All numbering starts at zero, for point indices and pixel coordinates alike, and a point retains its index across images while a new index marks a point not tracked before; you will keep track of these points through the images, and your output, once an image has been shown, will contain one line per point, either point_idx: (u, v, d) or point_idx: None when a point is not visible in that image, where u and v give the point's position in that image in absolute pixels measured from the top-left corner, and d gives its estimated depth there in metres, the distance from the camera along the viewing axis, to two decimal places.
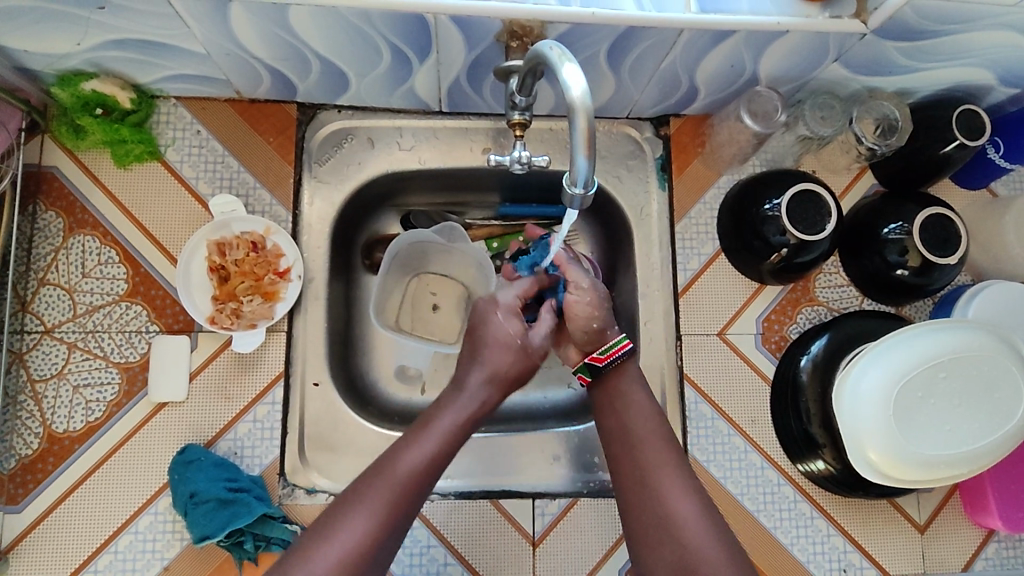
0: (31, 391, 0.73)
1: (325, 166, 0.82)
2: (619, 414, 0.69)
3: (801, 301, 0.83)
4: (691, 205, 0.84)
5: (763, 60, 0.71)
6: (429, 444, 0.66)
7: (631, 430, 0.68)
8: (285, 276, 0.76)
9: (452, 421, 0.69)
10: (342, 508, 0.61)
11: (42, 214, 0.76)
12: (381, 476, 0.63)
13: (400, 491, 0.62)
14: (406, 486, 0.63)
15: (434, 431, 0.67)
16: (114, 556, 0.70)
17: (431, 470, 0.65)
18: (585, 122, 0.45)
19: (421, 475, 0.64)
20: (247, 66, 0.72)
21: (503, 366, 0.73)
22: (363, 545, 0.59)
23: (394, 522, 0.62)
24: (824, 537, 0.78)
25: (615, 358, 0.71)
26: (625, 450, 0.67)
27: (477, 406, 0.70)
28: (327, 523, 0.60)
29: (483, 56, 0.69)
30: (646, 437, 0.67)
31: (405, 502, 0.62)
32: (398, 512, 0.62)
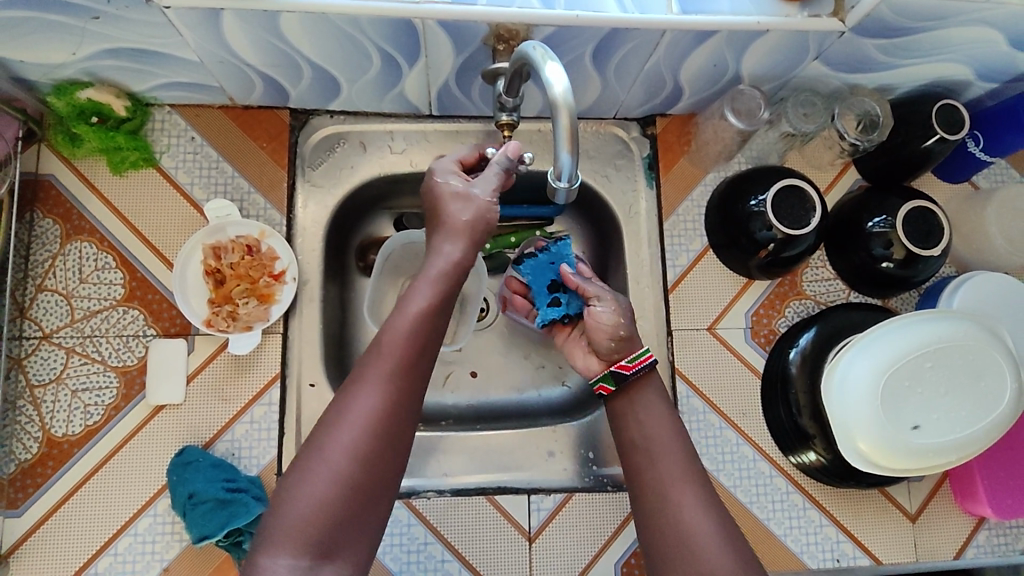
0: (30, 396, 0.74)
1: (318, 170, 0.84)
2: (639, 427, 0.65)
3: (789, 295, 0.84)
4: (679, 202, 0.85)
5: (746, 59, 0.73)
6: (414, 322, 0.59)
7: (651, 442, 0.64)
8: (280, 278, 0.78)
9: (430, 293, 0.61)
10: (334, 412, 0.57)
11: (39, 221, 0.77)
12: (368, 373, 0.57)
13: (391, 384, 0.57)
14: (395, 378, 0.57)
15: (417, 307, 0.60)
16: (113, 558, 0.71)
17: (421, 352, 0.59)
18: (567, 118, 0.46)
19: (408, 362, 0.58)
20: (240, 73, 0.73)
21: (469, 223, 0.63)
22: (362, 449, 0.55)
23: (392, 418, 0.56)
24: (817, 527, 0.79)
25: (643, 366, 0.68)
26: (645, 465, 0.63)
27: (451, 271, 0.62)
28: (318, 435, 0.56)
29: (471, 59, 0.71)
30: (666, 451, 0.63)
31: (401, 396, 0.57)
32: (396, 411, 0.57)
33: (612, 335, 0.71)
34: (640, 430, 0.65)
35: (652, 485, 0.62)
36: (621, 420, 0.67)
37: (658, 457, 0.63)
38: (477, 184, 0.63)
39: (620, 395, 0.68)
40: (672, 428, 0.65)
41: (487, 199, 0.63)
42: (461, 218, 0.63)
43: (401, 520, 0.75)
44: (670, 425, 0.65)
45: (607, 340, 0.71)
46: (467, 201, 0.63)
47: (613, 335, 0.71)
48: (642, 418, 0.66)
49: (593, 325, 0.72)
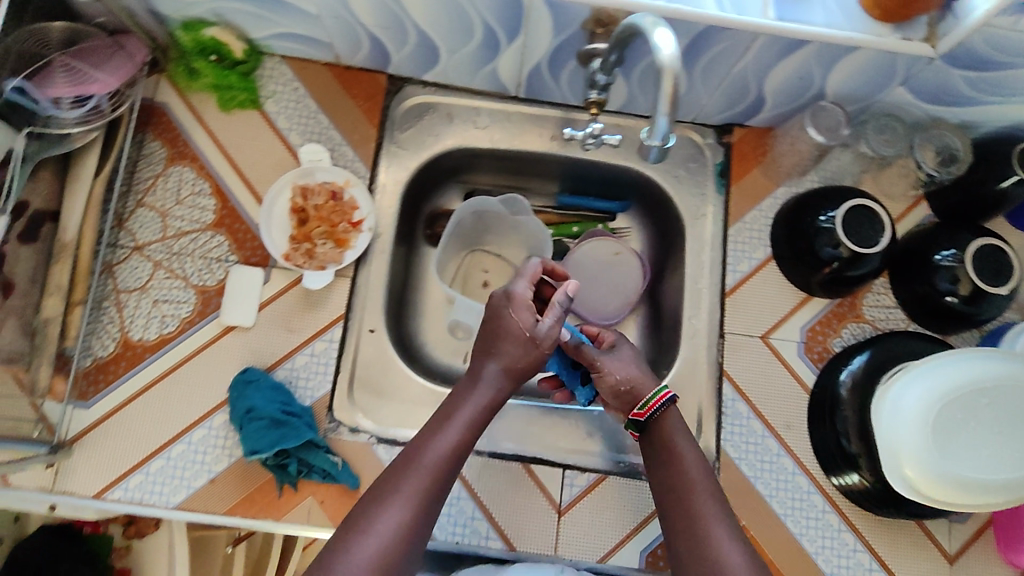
0: (114, 299, 0.78)
1: (405, 134, 0.88)
2: (670, 462, 0.67)
3: (847, 316, 0.84)
4: (747, 211, 0.87)
5: (832, 75, 0.75)
6: (441, 460, 0.61)
7: (687, 478, 0.65)
8: (358, 227, 0.82)
9: (476, 405, 0.65)
10: (359, 519, 0.58)
11: (148, 143, 0.83)
12: (411, 466, 0.61)
13: (433, 478, 0.60)
14: (437, 471, 0.61)
15: (465, 416, 0.64)
16: (166, 462, 0.75)
17: (460, 454, 0.63)
18: (670, 78, 0.48)
19: (448, 464, 0.61)
20: (352, 31, 0.79)
21: (525, 366, 0.67)
22: (401, 537, 0.57)
23: (426, 508, 0.59)
24: (850, 551, 0.78)
25: (655, 409, 0.69)
26: (681, 502, 0.64)
27: (498, 392, 0.66)
28: (357, 518, 0.58)
29: (568, 42, 0.75)
30: (700, 489, 0.64)
31: (437, 490, 0.60)
32: (429, 502, 0.60)
33: (616, 385, 0.72)
34: (671, 470, 0.66)
35: (686, 520, 0.63)
36: (654, 457, 0.69)
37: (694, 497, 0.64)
38: (546, 327, 0.68)
39: (650, 434, 0.70)
40: (702, 466, 0.66)
41: (549, 343, 0.68)
42: (518, 359, 0.67)
43: None
44: (700, 463, 0.66)
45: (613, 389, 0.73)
46: (534, 349, 0.67)
47: (619, 386, 0.72)
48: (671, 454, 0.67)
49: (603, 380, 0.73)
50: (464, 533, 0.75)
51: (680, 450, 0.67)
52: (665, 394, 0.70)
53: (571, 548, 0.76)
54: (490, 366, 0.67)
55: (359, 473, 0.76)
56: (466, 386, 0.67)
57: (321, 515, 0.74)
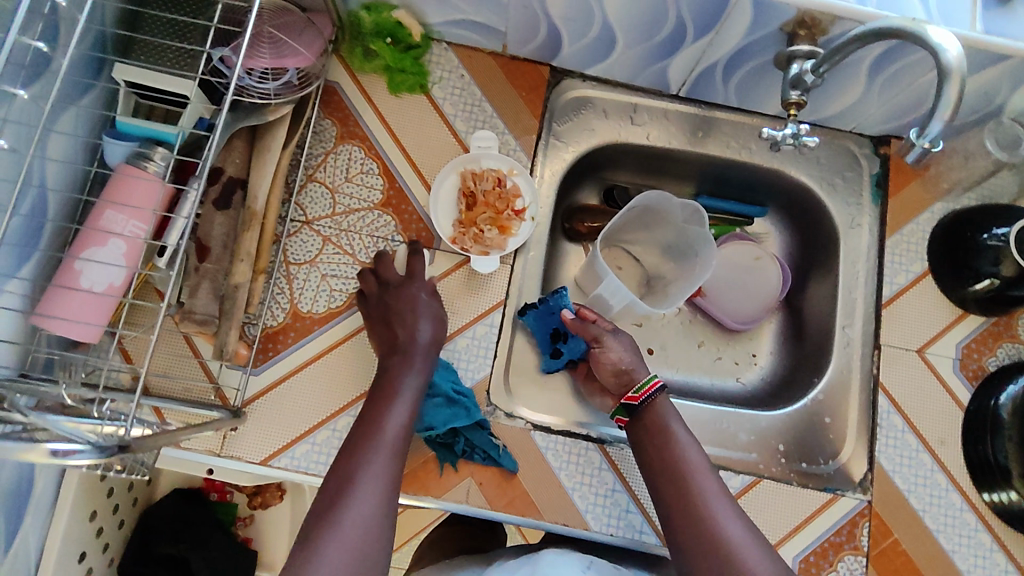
0: (284, 270, 0.80)
1: (563, 127, 0.90)
2: (663, 448, 0.69)
3: (1002, 336, 0.83)
4: (904, 223, 0.86)
5: (1019, 92, 0.75)
6: (397, 430, 0.67)
7: (680, 462, 0.67)
8: (520, 215, 0.83)
9: (416, 382, 0.71)
10: (338, 486, 0.61)
11: (320, 121, 0.85)
12: (373, 440, 0.65)
13: (393, 452, 0.65)
14: (396, 449, 0.66)
15: (406, 394, 0.70)
16: (331, 433, 0.76)
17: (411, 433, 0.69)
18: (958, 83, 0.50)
19: (403, 434, 0.68)
20: (534, 22, 0.80)
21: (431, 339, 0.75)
22: (383, 505, 0.61)
23: (398, 477, 0.64)
24: (1002, 573, 0.77)
25: (648, 394, 0.73)
26: (675, 486, 0.66)
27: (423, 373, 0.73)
28: (341, 484, 0.62)
29: (755, 44, 0.75)
30: (690, 470, 0.67)
31: (394, 459, 0.65)
32: (399, 470, 0.65)
33: (612, 371, 0.77)
34: (664, 449, 0.69)
35: (687, 502, 0.64)
36: (643, 447, 0.71)
37: (691, 474, 0.66)
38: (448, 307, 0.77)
39: (640, 423, 0.72)
40: (696, 451, 0.69)
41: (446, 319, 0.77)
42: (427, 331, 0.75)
43: (593, 463, 0.77)
44: (693, 446, 0.69)
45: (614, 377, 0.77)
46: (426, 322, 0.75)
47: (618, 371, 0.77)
48: (665, 441, 0.69)
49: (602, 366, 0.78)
50: (617, 524, 0.75)
51: (668, 428, 0.70)
52: (653, 385, 0.73)
53: None
54: (413, 345, 0.73)
55: (517, 458, 0.77)
56: (393, 364, 0.72)
57: (479, 496, 0.75)
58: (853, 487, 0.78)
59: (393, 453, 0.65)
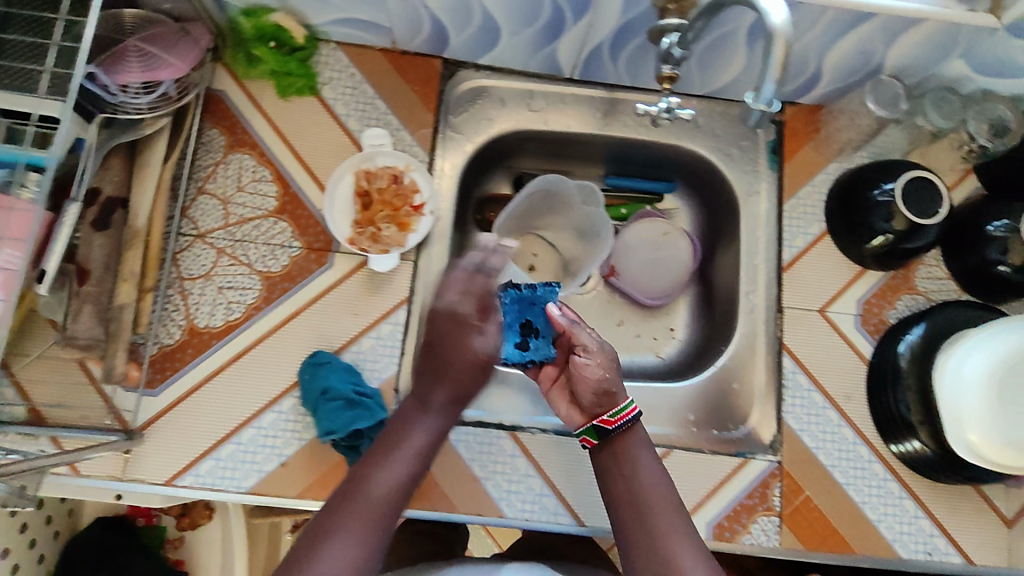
0: (179, 287, 0.79)
1: (459, 118, 0.89)
2: (625, 478, 0.68)
3: (900, 288, 0.85)
4: (800, 187, 0.87)
5: (893, 49, 0.76)
6: (390, 492, 0.61)
7: (640, 497, 0.67)
8: (419, 210, 0.82)
9: (418, 434, 0.65)
10: (301, 554, 0.56)
11: (207, 131, 0.83)
12: (358, 493, 0.60)
13: (383, 511, 0.60)
14: (386, 509, 0.60)
15: (405, 446, 0.64)
16: (236, 447, 0.76)
17: (411, 488, 0.63)
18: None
19: (396, 499, 0.61)
20: (415, 15, 0.79)
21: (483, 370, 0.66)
22: (352, 569, 0.56)
23: (378, 536, 0.59)
24: (912, 518, 0.80)
25: (624, 422, 0.70)
26: (632, 520, 0.65)
27: (438, 424, 0.66)
28: (313, 538, 0.57)
29: (633, 21, 0.75)
30: (650, 502, 0.66)
31: (384, 518, 0.60)
32: (381, 528, 0.59)
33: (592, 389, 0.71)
34: (631, 484, 0.67)
35: (644, 537, 0.64)
36: (607, 473, 0.70)
37: (656, 512, 0.65)
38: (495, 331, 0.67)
39: (606, 447, 0.71)
40: (661, 481, 0.68)
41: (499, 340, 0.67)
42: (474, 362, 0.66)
43: (507, 451, 0.79)
44: (655, 475, 0.68)
45: (591, 393, 0.71)
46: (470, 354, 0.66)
47: (597, 390, 0.71)
48: (629, 472, 0.68)
49: (580, 377, 0.72)
50: (533, 508, 0.77)
51: (637, 462, 0.69)
52: (631, 410, 0.70)
53: None
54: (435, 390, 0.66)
55: None
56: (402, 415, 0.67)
57: None
58: (763, 449, 0.81)
59: (373, 520, 0.59)
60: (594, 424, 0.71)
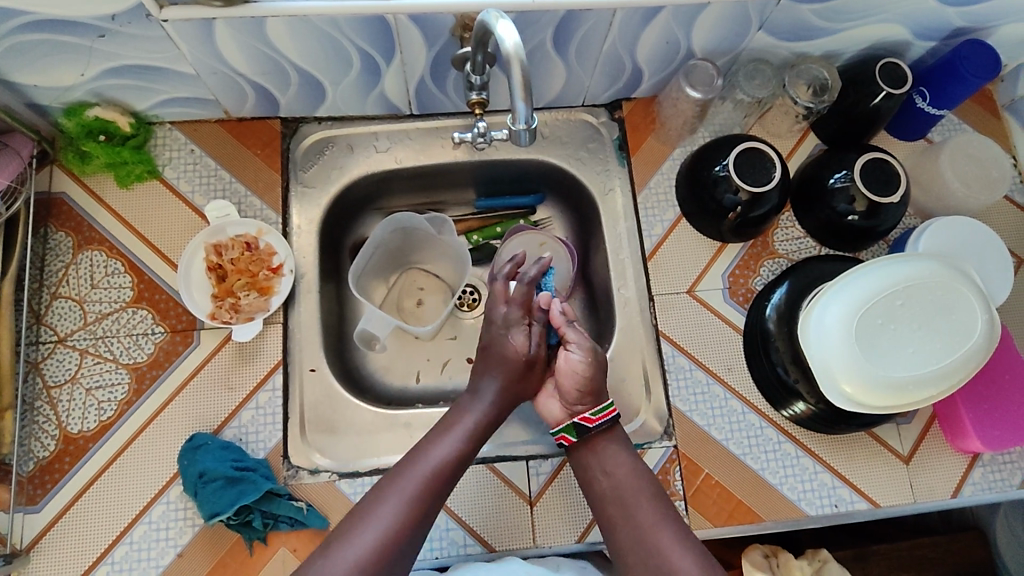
0: (46, 397, 0.77)
1: (309, 172, 0.89)
2: (604, 476, 0.72)
3: (762, 255, 0.88)
4: (650, 177, 0.90)
5: (694, 33, 0.79)
6: (446, 461, 0.71)
7: (620, 491, 0.71)
8: (279, 271, 0.83)
9: (478, 415, 0.75)
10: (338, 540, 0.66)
11: (53, 235, 0.82)
12: (413, 465, 0.70)
13: (427, 483, 0.69)
14: (430, 484, 0.69)
15: (463, 425, 0.74)
16: (129, 547, 0.73)
17: (464, 459, 0.72)
18: (520, 70, 0.54)
19: (448, 464, 0.71)
20: (235, 84, 0.80)
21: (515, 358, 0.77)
22: (393, 533, 0.66)
23: (430, 497, 0.69)
24: (812, 475, 0.80)
25: (605, 420, 0.74)
26: (617, 516, 0.71)
27: (493, 408, 0.75)
28: (354, 518, 0.67)
29: (442, 53, 0.77)
30: (632, 491, 0.71)
31: (436, 488, 0.69)
32: (432, 496, 0.69)
33: (573, 392, 0.74)
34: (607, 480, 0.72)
35: (633, 529, 0.69)
36: (585, 474, 0.73)
37: (628, 499, 0.71)
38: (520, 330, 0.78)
39: (581, 450, 0.74)
40: (635, 473, 0.72)
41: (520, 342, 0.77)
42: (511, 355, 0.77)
43: None
44: (632, 472, 0.72)
45: (575, 388, 0.74)
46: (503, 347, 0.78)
47: (578, 387, 0.74)
48: (608, 470, 0.72)
49: (563, 371, 0.75)
50: (440, 546, 0.76)
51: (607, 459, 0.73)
52: (611, 411, 0.74)
53: (548, 536, 0.77)
54: (493, 373, 0.77)
55: (327, 512, 0.76)
56: (467, 397, 0.77)
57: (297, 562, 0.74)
58: (658, 437, 0.81)
59: (425, 482, 0.69)
60: (575, 423, 0.74)
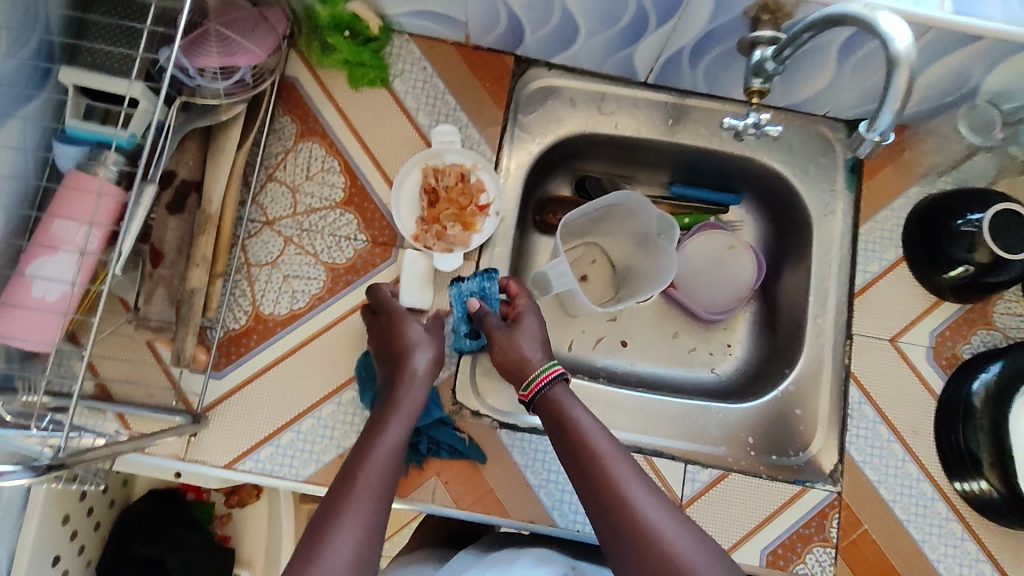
0: (245, 273, 0.78)
1: (528, 118, 0.88)
2: (568, 437, 0.66)
3: (978, 322, 0.82)
4: (878, 210, 0.84)
5: (995, 71, 0.73)
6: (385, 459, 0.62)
7: (593, 449, 0.64)
8: (485, 211, 0.82)
9: (402, 416, 0.66)
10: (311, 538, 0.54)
11: (279, 118, 0.83)
12: (360, 469, 0.60)
13: (385, 480, 0.60)
14: (383, 482, 0.60)
15: (392, 426, 0.65)
16: (295, 436, 0.75)
17: (396, 455, 0.63)
18: (906, 78, 0.51)
19: (390, 467, 0.61)
20: (494, 12, 0.78)
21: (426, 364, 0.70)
22: (367, 537, 0.55)
23: (382, 502, 0.58)
24: (973, 562, 0.76)
25: (539, 389, 0.69)
26: (597, 479, 0.62)
27: (414, 407, 0.68)
28: (321, 526, 0.55)
29: (721, 29, 0.73)
30: (615, 455, 0.63)
31: (385, 488, 0.60)
32: (384, 499, 0.59)
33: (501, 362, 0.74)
34: (580, 444, 0.65)
35: (611, 495, 0.60)
36: (557, 437, 0.67)
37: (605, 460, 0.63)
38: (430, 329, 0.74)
39: (540, 415, 0.70)
40: (605, 438, 0.65)
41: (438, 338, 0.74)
42: (424, 363, 0.70)
43: (559, 460, 0.77)
44: (596, 433, 0.65)
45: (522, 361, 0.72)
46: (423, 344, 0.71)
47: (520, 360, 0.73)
48: (587, 424, 0.66)
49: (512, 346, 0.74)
50: (583, 520, 0.76)
51: (565, 415, 0.67)
52: (550, 373, 0.70)
53: None
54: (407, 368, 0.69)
55: (483, 453, 0.76)
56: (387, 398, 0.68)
57: (445, 495, 0.75)
58: (823, 479, 0.78)
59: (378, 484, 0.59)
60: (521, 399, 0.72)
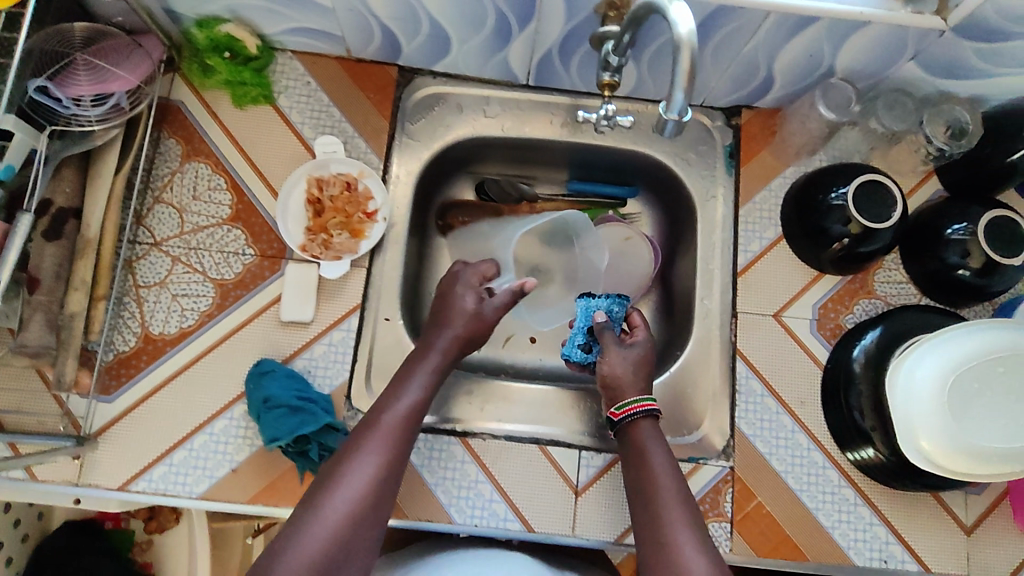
0: (134, 295, 0.79)
1: (416, 125, 0.89)
2: (637, 466, 0.69)
3: (859, 293, 0.84)
4: (757, 191, 0.87)
5: (842, 53, 0.76)
6: (395, 423, 0.68)
7: (654, 485, 0.67)
8: (372, 217, 0.83)
9: (418, 380, 0.72)
10: (313, 497, 0.62)
11: (164, 140, 0.84)
12: (377, 428, 0.67)
13: (396, 440, 0.67)
14: (396, 446, 0.67)
15: (408, 392, 0.71)
16: (188, 453, 0.76)
17: (410, 419, 0.69)
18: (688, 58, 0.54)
19: (405, 429, 0.68)
20: (365, 25, 0.80)
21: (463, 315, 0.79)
22: (364, 494, 0.63)
23: (390, 465, 0.65)
24: (866, 525, 0.78)
25: (630, 413, 0.71)
26: (651, 515, 0.65)
27: (433, 376, 0.74)
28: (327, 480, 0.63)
29: (579, 27, 0.76)
30: (671, 493, 0.66)
31: (398, 448, 0.67)
32: (395, 461, 0.66)
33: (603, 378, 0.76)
34: (643, 473, 0.68)
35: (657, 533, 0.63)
36: (629, 461, 0.70)
37: (659, 496, 0.66)
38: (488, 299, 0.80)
39: (620, 436, 0.73)
40: (673, 475, 0.67)
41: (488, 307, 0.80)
42: (457, 317, 0.78)
43: (456, 457, 0.78)
44: (668, 472, 0.67)
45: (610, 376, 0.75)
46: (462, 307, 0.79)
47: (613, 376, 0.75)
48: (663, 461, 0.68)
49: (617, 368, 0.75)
50: (481, 515, 0.76)
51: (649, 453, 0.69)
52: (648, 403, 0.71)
53: (589, 527, 0.77)
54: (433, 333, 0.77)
55: None
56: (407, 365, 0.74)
57: None
58: (715, 455, 0.80)
59: (389, 449, 0.66)
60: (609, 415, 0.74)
